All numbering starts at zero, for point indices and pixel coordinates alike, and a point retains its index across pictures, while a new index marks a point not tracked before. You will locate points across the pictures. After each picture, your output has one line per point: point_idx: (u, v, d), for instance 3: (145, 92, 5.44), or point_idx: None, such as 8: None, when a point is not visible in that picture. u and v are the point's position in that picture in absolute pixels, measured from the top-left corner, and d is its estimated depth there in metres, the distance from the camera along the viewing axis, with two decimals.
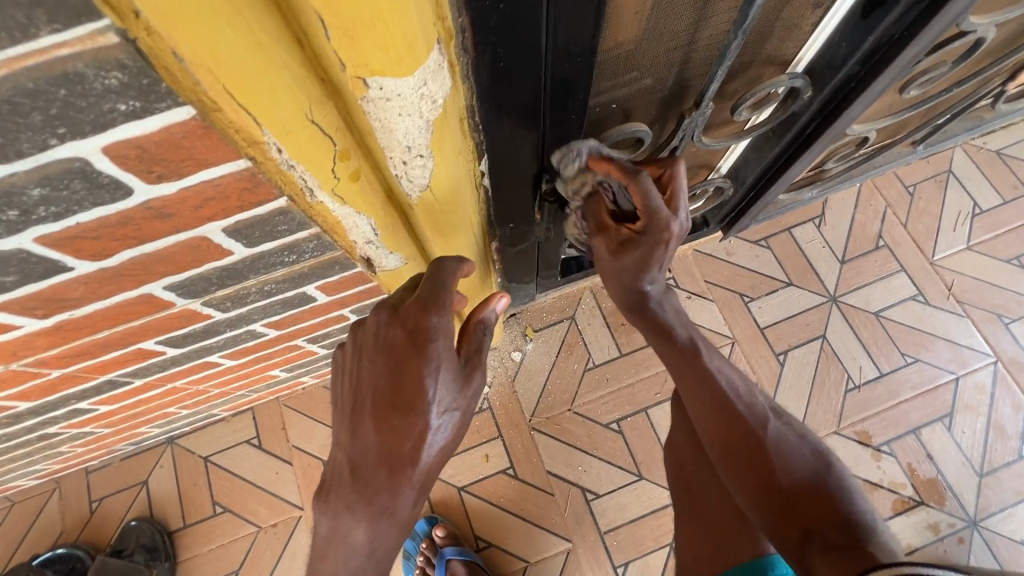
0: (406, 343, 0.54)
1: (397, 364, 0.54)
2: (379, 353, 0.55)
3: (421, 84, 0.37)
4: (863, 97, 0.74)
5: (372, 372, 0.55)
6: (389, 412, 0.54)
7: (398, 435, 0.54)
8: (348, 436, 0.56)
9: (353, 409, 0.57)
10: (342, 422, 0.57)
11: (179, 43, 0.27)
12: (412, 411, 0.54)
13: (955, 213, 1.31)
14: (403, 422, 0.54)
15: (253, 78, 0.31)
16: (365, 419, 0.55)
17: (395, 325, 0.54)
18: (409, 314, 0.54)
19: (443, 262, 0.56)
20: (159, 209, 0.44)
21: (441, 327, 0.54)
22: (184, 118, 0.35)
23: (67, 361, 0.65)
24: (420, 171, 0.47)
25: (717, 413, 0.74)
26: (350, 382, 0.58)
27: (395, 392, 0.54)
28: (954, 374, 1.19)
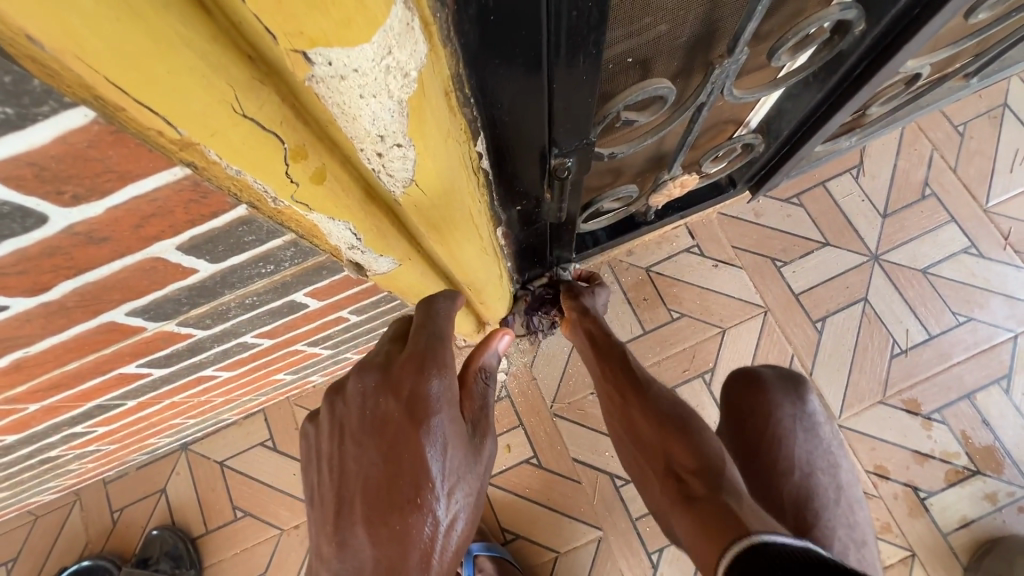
0: (402, 416, 0.52)
1: (394, 444, 0.52)
2: (368, 433, 0.54)
3: (384, 53, 0.28)
4: (929, 25, 0.63)
5: (364, 457, 0.54)
6: (386, 513, 0.51)
7: (398, 542, 0.50)
8: (337, 548, 0.52)
9: (339, 512, 0.53)
10: (326, 527, 0.54)
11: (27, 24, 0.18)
12: (414, 507, 0.51)
13: (1011, 151, 1.18)
14: (404, 524, 0.50)
15: (154, 71, 0.22)
16: (357, 525, 0.52)
17: (386, 399, 0.54)
18: (403, 383, 0.53)
19: (437, 308, 0.55)
20: (90, 233, 0.36)
21: (439, 396, 0.53)
22: (82, 123, 0.27)
23: (42, 394, 0.59)
24: (401, 163, 0.38)
25: (616, 385, 0.83)
26: (335, 473, 0.55)
27: (391, 483, 0.51)
28: (1012, 332, 1.09)
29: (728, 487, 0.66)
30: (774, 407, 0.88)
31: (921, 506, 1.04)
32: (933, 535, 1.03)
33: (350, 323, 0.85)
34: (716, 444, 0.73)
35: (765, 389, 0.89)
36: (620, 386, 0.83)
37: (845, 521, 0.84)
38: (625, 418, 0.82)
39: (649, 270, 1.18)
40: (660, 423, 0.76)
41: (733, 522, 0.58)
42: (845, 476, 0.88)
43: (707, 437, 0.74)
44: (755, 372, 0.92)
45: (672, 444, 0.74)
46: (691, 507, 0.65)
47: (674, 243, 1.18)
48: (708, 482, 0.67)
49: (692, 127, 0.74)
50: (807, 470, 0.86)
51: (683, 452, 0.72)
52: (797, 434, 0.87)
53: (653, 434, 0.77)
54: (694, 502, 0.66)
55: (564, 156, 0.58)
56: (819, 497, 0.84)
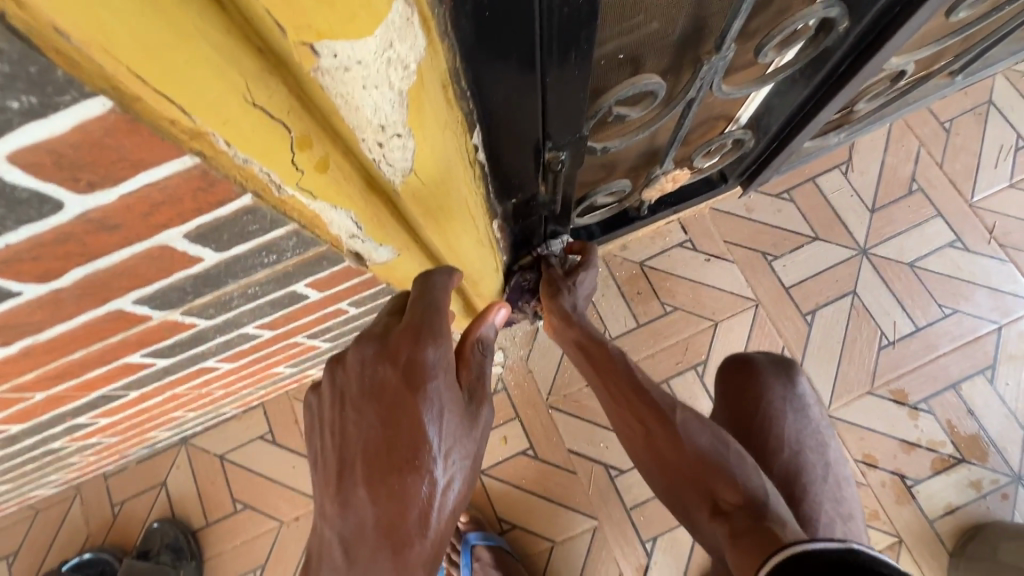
0: (399, 382, 0.54)
1: (392, 408, 0.54)
2: (367, 399, 0.56)
3: (385, 46, 0.29)
4: (908, 24, 0.65)
5: (363, 422, 0.55)
6: (385, 475, 0.53)
7: (398, 501, 0.52)
8: (339, 508, 0.54)
9: (341, 474, 0.55)
10: (330, 488, 0.56)
11: (64, 19, 0.20)
12: (412, 468, 0.52)
13: (996, 147, 1.20)
14: (404, 484, 0.52)
15: (175, 63, 0.24)
16: (358, 486, 0.54)
17: (385, 367, 0.55)
18: (400, 351, 0.55)
19: (433, 279, 0.58)
20: (102, 221, 0.38)
21: (435, 363, 0.55)
22: (100, 112, 0.29)
23: (48, 383, 0.61)
24: (400, 153, 0.40)
25: (637, 410, 0.81)
26: (336, 438, 0.57)
27: (391, 446, 0.53)
28: (997, 324, 1.12)
29: (773, 517, 0.68)
30: (765, 388, 0.90)
31: (908, 494, 1.06)
32: (920, 522, 1.05)
33: (349, 315, 0.87)
34: (752, 472, 0.74)
35: (756, 372, 0.92)
36: (638, 408, 0.81)
37: (832, 496, 0.85)
38: (650, 446, 0.81)
39: (643, 264, 1.20)
40: (693, 454, 0.76)
41: (783, 545, 0.61)
42: (833, 454, 0.90)
43: (745, 467, 0.75)
44: (747, 357, 0.95)
45: (712, 478, 0.74)
46: (738, 541, 0.67)
47: (668, 238, 1.20)
48: (755, 518, 0.68)
49: (683, 122, 0.76)
50: (796, 448, 0.88)
51: (726, 486, 0.73)
52: (786, 413, 0.89)
53: (688, 465, 0.76)
54: (740, 535, 0.67)
55: (557, 150, 0.59)
56: (807, 473, 0.86)
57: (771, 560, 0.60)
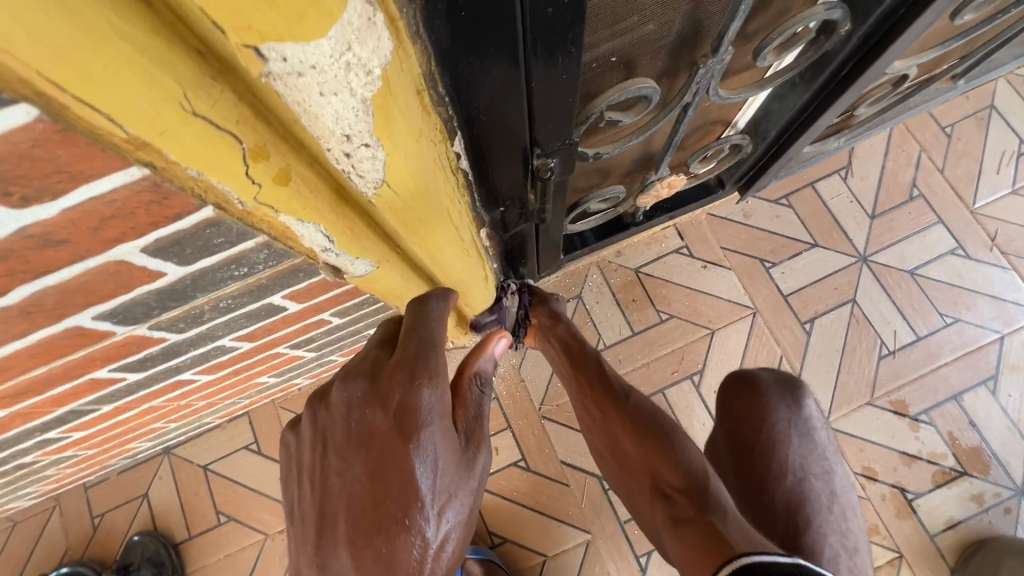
0: (389, 428, 0.51)
1: (381, 459, 0.51)
2: (354, 448, 0.53)
3: (343, 49, 0.26)
4: (914, 26, 0.63)
5: (348, 474, 0.52)
6: (371, 534, 0.50)
7: (385, 565, 0.49)
8: (320, 570, 0.52)
9: (321, 531, 0.53)
10: (309, 545, 0.53)
11: None
12: (402, 527, 0.49)
13: (998, 153, 1.18)
14: (391, 546, 0.49)
15: (89, 68, 0.21)
16: (341, 547, 0.51)
17: (374, 410, 0.52)
18: (390, 394, 0.52)
19: (428, 308, 0.55)
20: (45, 236, 0.35)
21: (430, 407, 0.51)
22: (25, 121, 0.26)
23: (10, 400, 0.58)
24: (370, 164, 0.37)
25: (593, 398, 0.82)
26: (318, 490, 0.54)
27: (378, 502, 0.50)
28: (999, 333, 1.10)
29: (714, 504, 0.64)
30: (769, 410, 0.87)
31: (908, 507, 1.04)
32: (921, 536, 1.03)
33: (333, 325, 0.84)
34: (699, 455, 0.71)
35: (760, 394, 0.89)
36: (599, 397, 0.81)
37: (837, 528, 0.82)
38: (604, 430, 0.81)
39: (638, 271, 1.17)
40: (640, 437, 0.74)
41: (723, 548, 0.57)
42: (839, 482, 0.86)
43: (688, 449, 0.72)
44: (753, 377, 0.92)
45: (658, 461, 0.72)
46: (677, 527, 0.64)
47: (663, 244, 1.17)
48: (695, 502, 0.65)
49: (678, 127, 0.74)
50: (801, 475, 0.85)
51: (667, 469, 0.71)
52: (791, 437, 0.86)
53: (635, 450, 0.75)
54: (682, 522, 0.64)
55: (546, 157, 0.56)
56: (812, 503, 0.83)
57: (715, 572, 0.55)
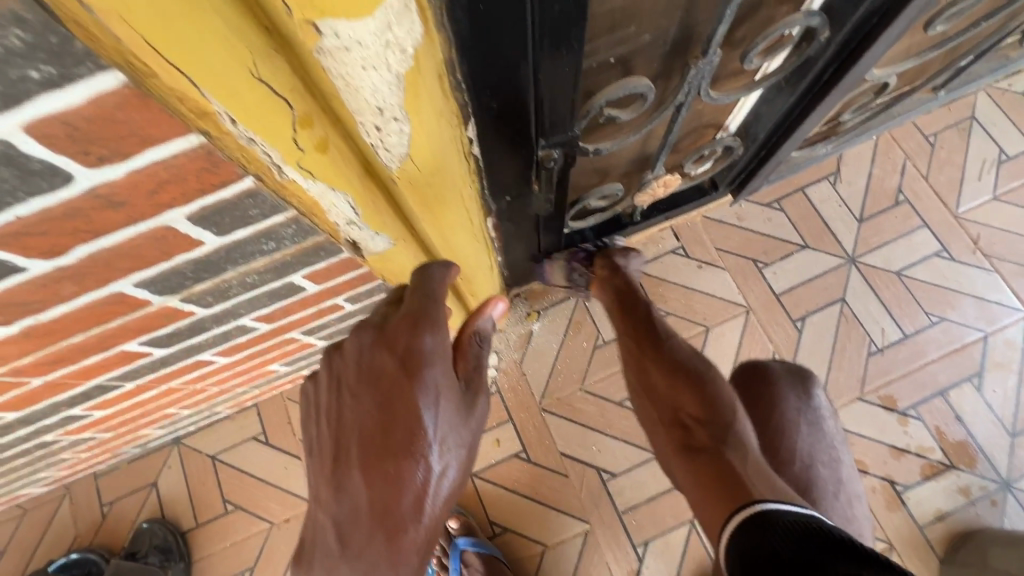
0: (397, 370, 0.55)
1: (389, 394, 0.55)
2: (365, 385, 0.56)
3: (384, 28, 0.32)
4: (886, 35, 0.69)
5: (360, 407, 0.56)
6: (381, 459, 0.54)
7: (392, 484, 0.53)
8: (334, 492, 0.55)
9: (335, 459, 0.56)
10: (324, 473, 0.57)
11: None
12: (409, 454, 0.54)
13: (979, 161, 1.24)
14: (399, 469, 0.53)
15: (185, 33, 0.26)
16: (353, 471, 0.55)
17: (383, 351, 0.56)
18: (398, 337, 0.56)
19: (431, 271, 0.58)
20: (109, 197, 0.39)
21: (433, 350, 0.56)
22: (115, 85, 0.31)
23: (47, 368, 0.62)
24: (398, 137, 0.42)
25: (638, 339, 0.88)
26: (332, 426, 0.58)
27: (386, 431, 0.54)
28: (983, 332, 1.14)
29: (734, 442, 0.69)
30: (778, 398, 0.91)
31: (898, 499, 1.07)
32: (910, 527, 1.06)
33: (345, 312, 0.88)
34: (729, 398, 0.74)
35: (771, 381, 0.93)
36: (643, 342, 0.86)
37: (844, 513, 0.86)
38: (635, 365, 0.86)
39: None
40: (671, 375, 0.79)
41: (742, 491, 0.61)
42: (845, 471, 0.91)
43: (723, 391, 0.75)
44: (764, 366, 0.96)
45: (683, 395, 0.76)
46: (694, 457, 0.69)
47: (660, 245, 1.22)
48: (715, 435, 0.70)
49: (673, 127, 0.79)
50: (808, 462, 0.88)
51: (692, 401, 0.75)
52: (799, 426, 0.90)
53: (665, 386, 0.79)
54: (698, 452, 0.69)
55: (550, 148, 0.61)
56: (818, 487, 0.87)
57: (731, 516, 0.59)
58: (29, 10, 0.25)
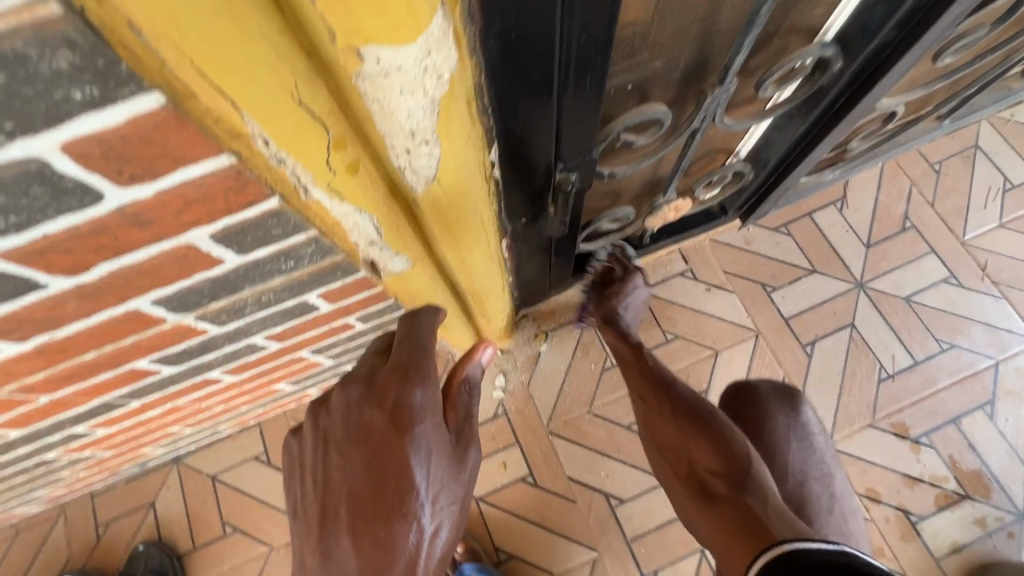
0: (386, 424, 0.54)
1: (378, 452, 0.54)
2: (352, 443, 0.55)
3: (423, 54, 0.32)
4: (899, 65, 0.70)
5: (347, 466, 0.55)
6: (371, 522, 0.52)
7: (383, 550, 0.51)
8: (321, 559, 0.53)
9: (323, 522, 0.54)
10: (310, 538, 0.55)
11: (131, 9, 0.22)
12: (399, 515, 0.52)
13: (985, 189, 1.25)
14: (390, 532, 0.51)
15: (231, 57, 0.27)
16: (341, 536, 0.53)
17: (371, 407, 0.55)
18: (388, 392, 0.55)
19: (420, 318, 0.58)
20: (136, 215, 0.39)
21: (423, 405, 0.55)
22: (154, 107, 0.31)
23: (56, 385, 0.61)
24: (426, 160, 0.42)
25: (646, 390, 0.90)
26: (319, 485, 0.57)
27: (376, 491, 0.53)
28: (994, 359, 1.13)
29: (753, 488, 0.68)
30: (768, 417, 0.87)
31: (912, 530, 1.05)
32: (926, 559, 1.03)
33: (355, 331, 0.87)
34: (739, 441, 0.74)
35: (758, 402, 0.89)
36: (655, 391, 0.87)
37: (839, 530, 0.82)
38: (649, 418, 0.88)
39: None
40: (680, 423, 0.81)
41: (766, 536, 0.59)
42: (839, 486, 0.87)
43: (730, 434, 0.75)
44: (750, 388, 0.92)
45: (695, 446, 0.77)
46: (713, 507, 0.69)
47: (668, 267, 1.22)
48: (731, 482, 0.70)
49: (686, 152, 0.79)
50: (801, 478, 0.85)
51: (704, 451, 0.76)
52: (790, 443, 0.86)
53: (677, 437, 0.81)
54: (717, 502, 0.69)
55: (568, 172, 0.61)
56: (813, 504, 0.83)
57: (758, 561, 0.57)
58: (79, 32, 0.25)
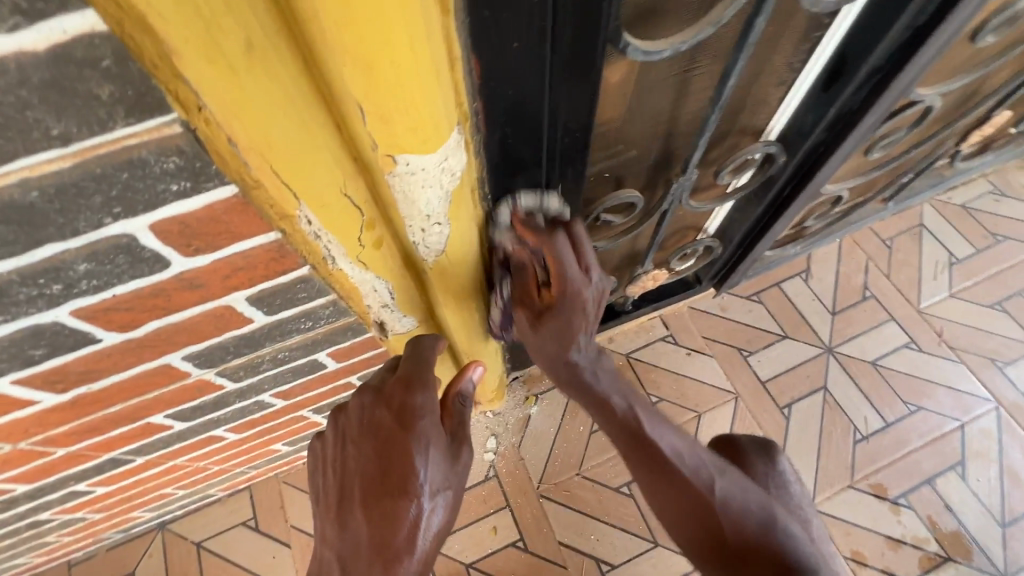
0: (392, 421, 0.58)
1: (385, 443, 0.58)
2: (365, 436, 0.60)
3: (443, 158, 0.42)
4: (833, 159, 0.82)
5: (361, 454, 0.59)
6: (379, 499, 0.56)
7: (388, 522, 0.55)
8: (339, 531, 0.58)
9: (341, 501, 0.59)
10: (331, 515, 0.60)
11: (237, 131, 0.32)
12: (402, 494, 0.56)
13: (933, 263, 1.37)
14: (394, 508, 0.55)
15: (300, 160, 0.36)
16: (355, 510, 0.57)
17: (380, 406, 0.60)
18: (394, 394, 0.59)
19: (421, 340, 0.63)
20: (191, 280, 0.46)
21: (425, 404, 0.58)
22: (228, 196, 0.39)
23: (75, 438, 0.64)
24: (437, 237, 0.51)
25: (663, 482, 0.67)
26: (338, 472, 0.62)
27: (383, 474, 0.57)
28: (959, 421, 1.20)
29: None
30: (747, 466, 0.92)
31: None
32: None
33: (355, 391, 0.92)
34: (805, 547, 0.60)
35: (739, 452, 0.94)
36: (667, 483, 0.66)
37: None
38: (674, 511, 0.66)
39: (629, 356, 1.28)
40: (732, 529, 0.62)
41: None
42: (816, 533, 0.88)
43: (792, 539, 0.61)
44: (731, 439, 0.97)
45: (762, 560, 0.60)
46: None
47: (650, 332, 1.30)
48: None
49: (660, 228, 0.91)
50: None
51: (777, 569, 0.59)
52: (769, 491, 0.89)
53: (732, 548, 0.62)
54: None
55: None
56: None
57: None
58: (188, 143, 0.34)
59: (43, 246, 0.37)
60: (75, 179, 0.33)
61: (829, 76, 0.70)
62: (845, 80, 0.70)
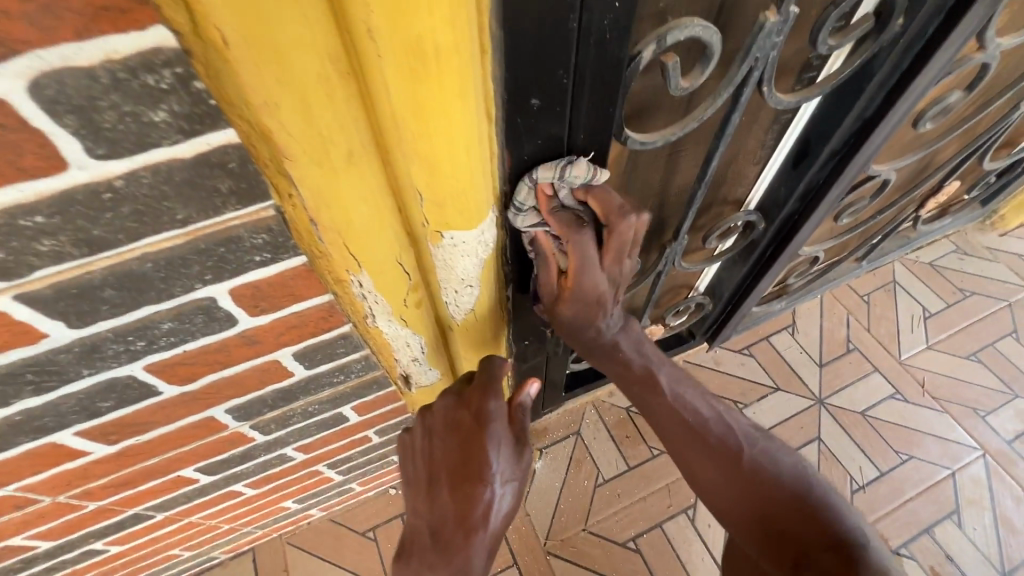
0: (471, 422, 0.60)
1: (466, 440, 0.60)
2: (450, 430, 0.62)
3: (481, 233, 0.50)
4: (807, 224, 0.92)
5: (445, 443, 0.63)
6: (460, 484, 0.60)
7: (468, 503, 0.59)
8: (427, 504, 0.63)
9: (428, 482, 0.64)
10: (421, 491, 0.64)
11: (324, 214, 0.40)
12: (478, 480, 0.59)
13: (909, 317, 1.47)
14: (471, 492, 0.59)
15: (367, 235, 0.44)
16: (442, 488, 0.62)
17: (462, 408, 0.62)
18: (472, 398, 0.61)
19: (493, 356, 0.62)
20: (250, 337, 0.52)
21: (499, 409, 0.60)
22: (297, 264, 0.46)
23: (109, 491, 0.67)
24: (468, 297, 0.58)
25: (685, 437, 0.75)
26: (425, 456, 0.65)
27: (463, 462, 0.60)
28: (950, 469, 1.24)
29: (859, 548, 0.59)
30: None
31: None
32: None
33: (370, 445, 0.95)
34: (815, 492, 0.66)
35: None
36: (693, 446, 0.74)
37: None
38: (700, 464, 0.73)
39: (630, 410, 1.32)
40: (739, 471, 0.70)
41: None
42: None
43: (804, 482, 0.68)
44: None
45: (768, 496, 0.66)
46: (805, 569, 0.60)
47: None
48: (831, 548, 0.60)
49: (655, 287, 0.98)
50: None
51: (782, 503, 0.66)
52: None
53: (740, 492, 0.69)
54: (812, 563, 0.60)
55: None
56: None
57: None
58: (277, 223, 0.41)
59: (141, 308, 0.43)
60: (183, 252, 0.40)
61: (797, 155, 0.82)
62: (810, 160, 0.80)
